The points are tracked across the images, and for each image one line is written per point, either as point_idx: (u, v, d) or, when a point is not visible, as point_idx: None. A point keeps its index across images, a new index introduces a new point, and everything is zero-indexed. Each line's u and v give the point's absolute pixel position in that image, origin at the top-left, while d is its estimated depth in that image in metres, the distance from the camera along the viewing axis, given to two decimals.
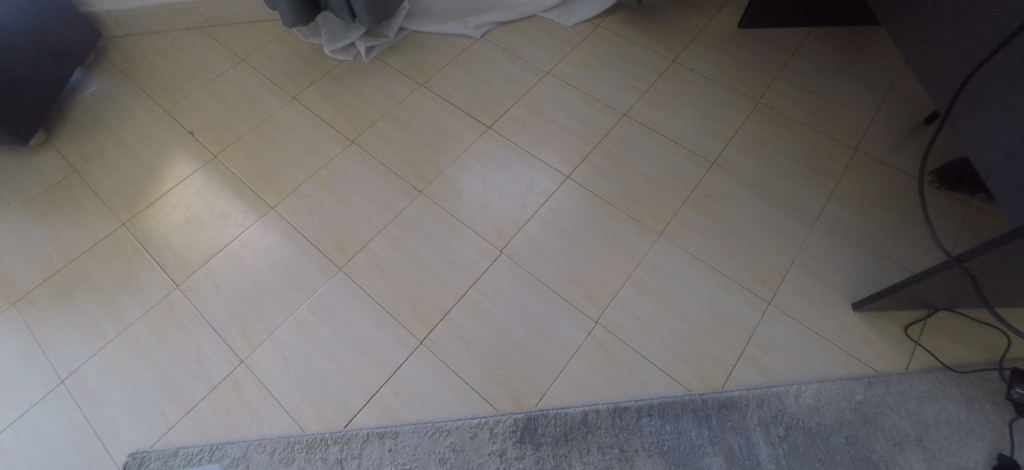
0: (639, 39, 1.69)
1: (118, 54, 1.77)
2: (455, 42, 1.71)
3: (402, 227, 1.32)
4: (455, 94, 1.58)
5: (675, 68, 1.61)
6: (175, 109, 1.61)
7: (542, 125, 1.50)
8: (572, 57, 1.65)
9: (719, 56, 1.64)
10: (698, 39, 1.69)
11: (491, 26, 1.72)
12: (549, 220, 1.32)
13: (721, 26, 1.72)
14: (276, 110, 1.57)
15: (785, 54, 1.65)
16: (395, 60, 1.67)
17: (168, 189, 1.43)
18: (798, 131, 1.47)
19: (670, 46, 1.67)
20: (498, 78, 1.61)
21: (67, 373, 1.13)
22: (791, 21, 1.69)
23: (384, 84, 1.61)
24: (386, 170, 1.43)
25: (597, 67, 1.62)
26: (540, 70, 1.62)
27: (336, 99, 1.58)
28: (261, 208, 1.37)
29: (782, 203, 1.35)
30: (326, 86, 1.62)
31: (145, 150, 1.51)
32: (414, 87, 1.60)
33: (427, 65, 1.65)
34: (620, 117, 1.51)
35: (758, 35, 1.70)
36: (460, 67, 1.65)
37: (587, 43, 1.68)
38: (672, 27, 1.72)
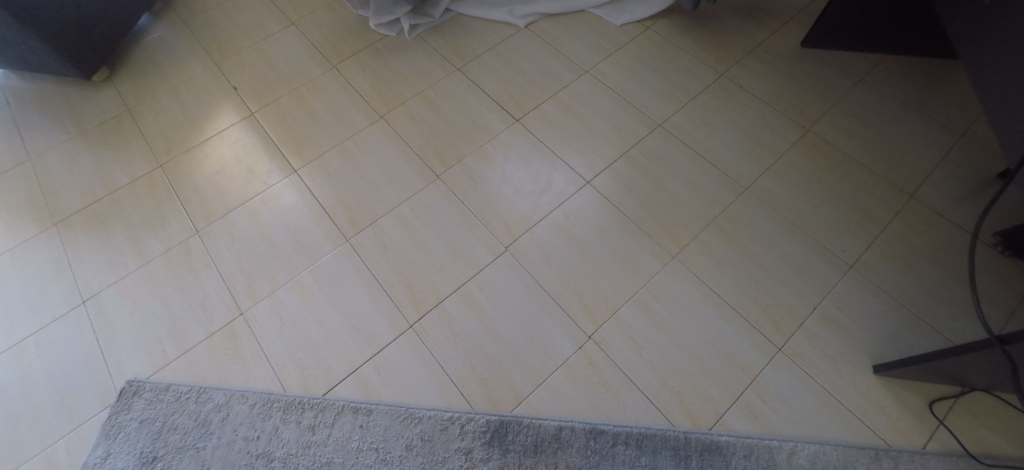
0: (690, 47, 1.58)
1: (183, 5, 1.87)
2: (499, 29, 1.68)
3: (413, 208, 1.32)
4: (489, 83, 1.56)
5: (723, 82, 1.50)
6: (225, 64, 1.69)
7: (571, 125, 1.45)
8: (615, 58, 1.58)
9: (774, 74, 1.51)
10: (754, 52, 1.56)
11: (536, 18, 1.69)
12: (560, 224, 1.28)
13: (783, 42, 1.57)
14: (316, 77, 1.62)
15: (851, 81, 1.50)
16: (435, 41, 1.68)
17: (206, 138, 1.50)
18: (848, 167, 1.35)
19: (721, 58, 1.55)
20: (535, 71, 1.57)
21: (89, 295, 1.21)
22: (862, 46, 1.54)
23: (421, 64, 1.62)
24: (408, 149, 1.44)
25: (640, 71, 1.54)
26: (580, 67, 1.57)
27: (373, 73, 1.61)
28: (285, 169, 1.42)
29: (815, 243, 1.24)
30: (367, 59, 1.65)
31: (192, 99, 1.59)
32: (451, 70, 1.60)
33: (466, 49, 1.64)
34: (653, 127, 1.43)
35: (823, 57, 1.55)
36: (499, 55, 1.62)
37: (634, 44, 1.60)
38: (728, 37, 1.59)
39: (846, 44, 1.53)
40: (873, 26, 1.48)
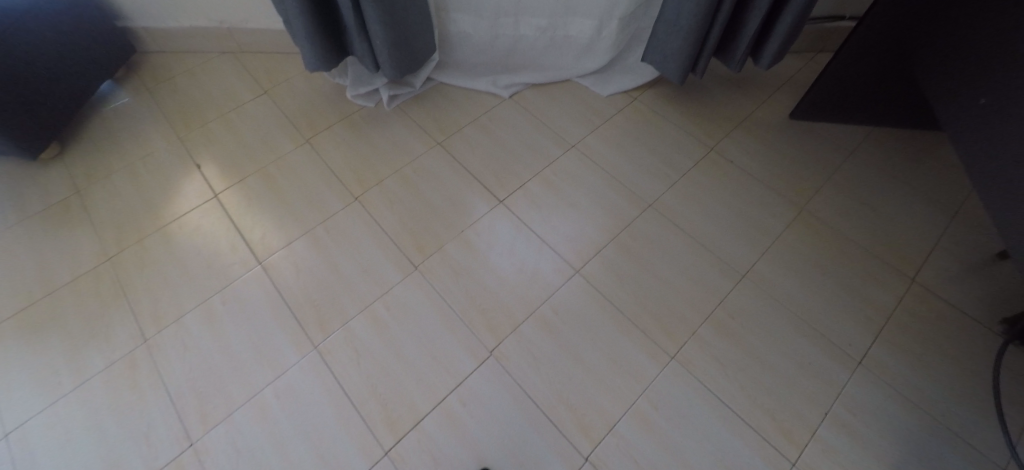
0: (679, 120, 1.54)
1: (148, 71, 1.70)
2: (483, 100, 1.61)
3: (388, 307, 1.21)
4: (471, 159, 1.48)
5: (713, 157, 1.45)
6: (190, 139, 1.54)
7: (558, 207, 1.37)
8: (602, 131, 1.52)
9: (764, 148, 1.47)
10: (743, 124, 1.53)
11: (522, 88, 1.62)
12: (548, 321, 1.18)
13: (771, 114, 1.55)
14: (287, 153, 1.51)
15: (840, 154, 1.46)
16: (416, 112, 1.59)
17: (162, 224, 1.37)
18: (846, 247, 1.26)
19: (710, 131, 1.51)
20: (520, 146, 1.50)
21: (12, 428, 1.06)
22: (849, 116, 1.50)
23: (399, 138, 1.54)
24: (384, 236, 1.33)
25: (629, 146, 1.48)
26: (567, 142, 1.50)
27: (348, 148, 1.51)
28: (248, 261, 1.30)
29: (819, 337, 1.14)
30: (342, 132, 1.55)
31: (149, 178, 1.46)
32: (432, 145, 1.51)
33: (447, 121, 1.57)
34: (644, 208, 1.35)
35: (810, 129, 1.52)
36: (481, 128, 1.55)
37: (621, 116, 1.56)
38: (717, 109, 1.56)
39: (834, 113, 1.49)
40: (859, 97, 1.44)
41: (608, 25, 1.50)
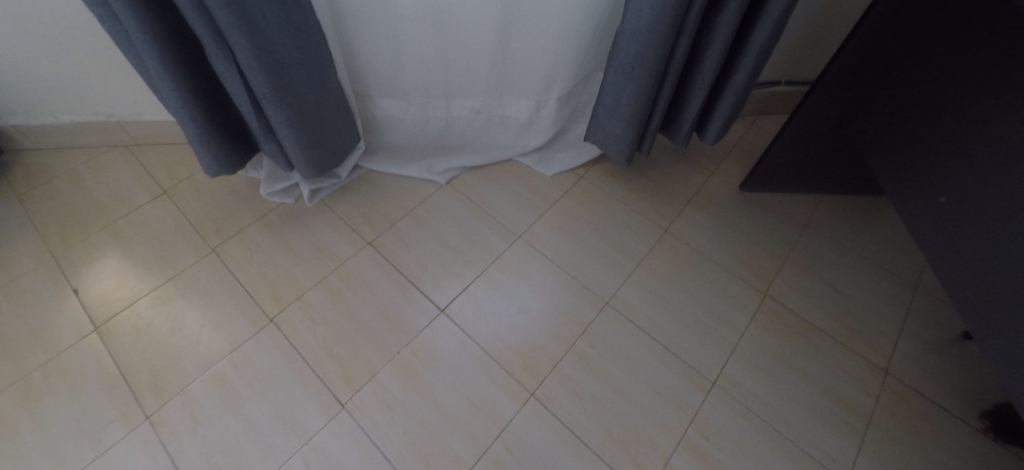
0: (630, 200, 1.44)
1: (18, 173, 1.45)
2: (417, 188, 1.46)
3: (309, 464, 1.01)
4: (406, 259, 1.33)
5: (668, 240, 1.36)
6: (67, 256, 1.30)
7: (506, 312, 1.23)
8: (549, 217, 1.40)
9: (721, 227, 1.39)
10: (695, 200, 1.45)
11: (459, 171, 1.49)
12: (501, 462, 1.01)
13: (722, 187, 1.48)
14: (189, 266, 1.29)
15: (795, 229, 1.40)
16: (342, 206, 1.42)
17: (21, 375, 1.10)
18: (815, 338, 1.18)
19: (662, 209, 1.42)
20: (460, 240, 1.36)
21: None
22: (796, 187, 1.45)
23: (323, 239, 1.35)
24: (305, 367, 1.14)
25: (579, 234, 1.37)
26: (512, 232, 1.37)
27: (263, 256, 1.32)
28: (134, 417, 1.06)
29: (802, 453, 1.03)
30: (257, 236, 1.36)
31: (9, 313, 1.19)
32: (361, 246, 1.34)
33: (378, 215, 1.41)
34: (600, 307, 1.23)
35: (760, 203, 1.45)
36: (417, 221, 1.40)
37: (568, 198, 1.45)
38: (667, 184, 1.48)
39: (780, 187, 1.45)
40: (805, 168, 1.39)
41: (546, 103, 1.43)
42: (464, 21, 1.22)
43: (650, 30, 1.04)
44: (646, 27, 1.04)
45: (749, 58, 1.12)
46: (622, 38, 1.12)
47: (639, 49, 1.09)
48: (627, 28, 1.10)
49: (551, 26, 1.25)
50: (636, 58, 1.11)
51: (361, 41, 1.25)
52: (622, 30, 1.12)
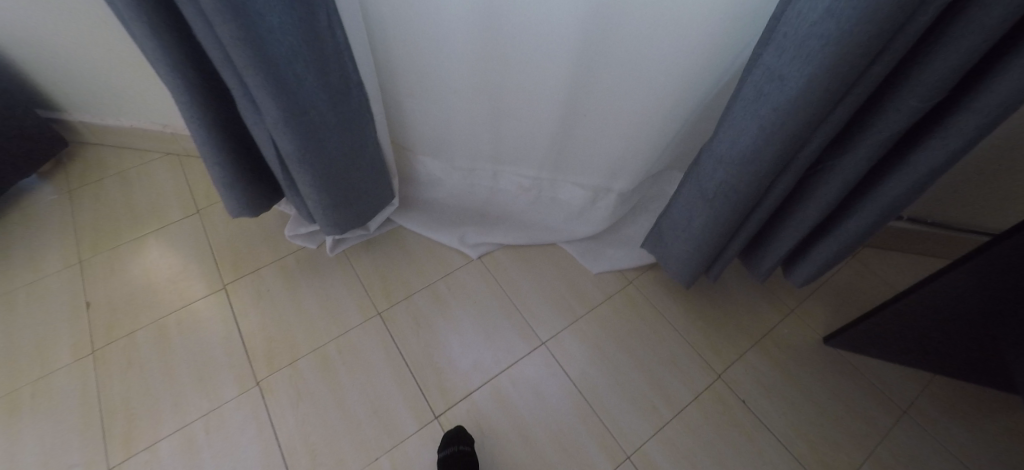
0: (681, 323, 1.22)
1: (78, 168, 1.52)
2: (445, 258, 1.33)
3: None
4: (413, 341, 1.18)
5: (719, 390, 1.12)
6: (92, 263, 1.30)
7: (507, 437, 1.05)
8: (581, 325, 1.21)
9: (790, 388, 1.13)
10: (762, 343, 1.20)
11: (493, 248, 1.34)
12: None
13: (800, 334, 1.21)
14: (197, 300, 1.25)
15: (889, 415, 1.10)
16: (363, 263, 1.32)
17: (10, 389, 1.08)
18: None
19: (718, 346, 1.19)
20: (476, 331, 1.20)
21: None
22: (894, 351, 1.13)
23: (334, 298, 1.26)
24: (275, 450, 1.02)
25: (612, 356, 1.17)
26: (536, 336, 1.19)
27: (270, 304, 1.24)
28: (94, 465, 0.99)
29: None
30: (271, 280, 1.29)
31: (22, 315, 1.19)
32: (370, 315, 1.23)
33: (396, 281, 1.29)
34: (618, 461, 1.03)
35: (848, 366, 1.17)
36: (436, 298, 1.26)
37: (608, 306, 1.25)
38: (731, 313, 1.24)
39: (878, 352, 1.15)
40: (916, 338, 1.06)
41: (604, 196, 1.26)
42: (522, 98, 1.10)
43: (744, 164, 0.82)
44: (741, 161, 0.82)
45: (866, 214, 0.88)
46: (705, 160, 0.91)
47: (727, 181, 0.87)
48: (711, 152, 0.88)
49: (622, 121, 1.10)
50: (720, 189, 0.89)
51: (405, 98, 1.15)
52: (706, 151, 0.90)
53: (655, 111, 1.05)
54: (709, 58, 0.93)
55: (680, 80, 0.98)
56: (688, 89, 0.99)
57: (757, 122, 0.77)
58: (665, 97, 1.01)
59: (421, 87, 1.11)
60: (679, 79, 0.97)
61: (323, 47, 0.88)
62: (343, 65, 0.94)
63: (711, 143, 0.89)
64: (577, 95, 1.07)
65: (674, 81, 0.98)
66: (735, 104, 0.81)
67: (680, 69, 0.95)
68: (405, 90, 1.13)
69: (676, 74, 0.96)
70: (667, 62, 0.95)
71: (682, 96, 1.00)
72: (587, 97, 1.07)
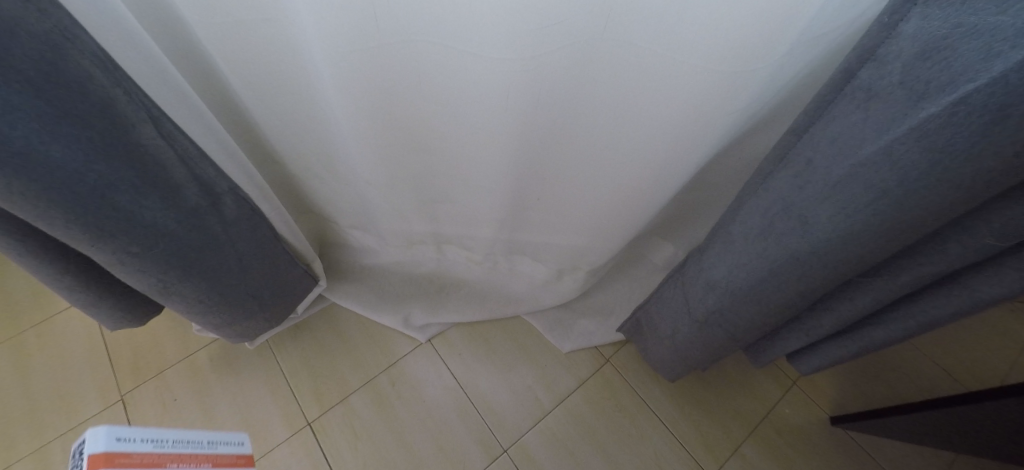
0: (665, 412, 1.05)
1: None
2: (388, 342, 1.13)
3: None
4: (350, 460, 0.99)
5: None
6: None
7: None
8: (550, 423, 1.03)
9: None
10: (760, 429, 1.04)
11: (445, 326, 1.14)
12: None
13: (802, 414, 1.06)
14: (87, 420, 1.03)
15: None
16: (290, 356, 1.11)
17: None
18: None
19: (709, 438, 1.02)
20: (425, 441, 1.01)
21: None
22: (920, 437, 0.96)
23: (255, 406, 1.05)
24: None
25: (588, 462, 0.99)
26: (497, 444, 1.01)
27: (177, 420, 1.03)
28: None
29: None
30: (178, 386, 1.07)
31: None
32: (299, 426, 1.02)
33: (330, 379, 1.08)
34: None
35: (858, 449, 1.03)
36: (377, 399, 1.06)
37: (581, 395, 1.06)
38: (723, 393, 1.08)
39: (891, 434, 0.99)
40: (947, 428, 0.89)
41: (571, 273, 1.01)
42: (457, 184, 0.82)
43: (747, 300, 0.61)
44: (743, 297, 0.61)
45: (886, 337, 0.68)
46: (693, 276, 0.69)
47: (723, 311, 0.66)
48: (701, 270, 0.67)
49: (586, 211, 0.83)
50: (713, 316, 0.68)
51: (309, 178, 0.88)
52: (694, 264, 0.69)
53: (629, 205, 0.78)
54: (702, 154, 0.65)
55: (660, 177, 0.70)
56: (672, 185, 0.72)
57: (765, 262, 0.55)
58: (640, 192, 0.75)
59: (326, 169, 0.84)
60: (659, 176, 0.70)
61: (161, 165, 0.61)
62: (202, 173, 0.68)
63: (701, 258, 0.67)
64: (527, 182, 0.79)
65: (653, 177, 0.71)
66: (733, 225, 0.59)
67: (661, 165, 0.68)
68: (304, 169, 0.86)
69: (656, 170, 0.69)
70: (643, 155, 0.67)
71: (665, 191, 0.74)
72: (540, 184, 0.80)
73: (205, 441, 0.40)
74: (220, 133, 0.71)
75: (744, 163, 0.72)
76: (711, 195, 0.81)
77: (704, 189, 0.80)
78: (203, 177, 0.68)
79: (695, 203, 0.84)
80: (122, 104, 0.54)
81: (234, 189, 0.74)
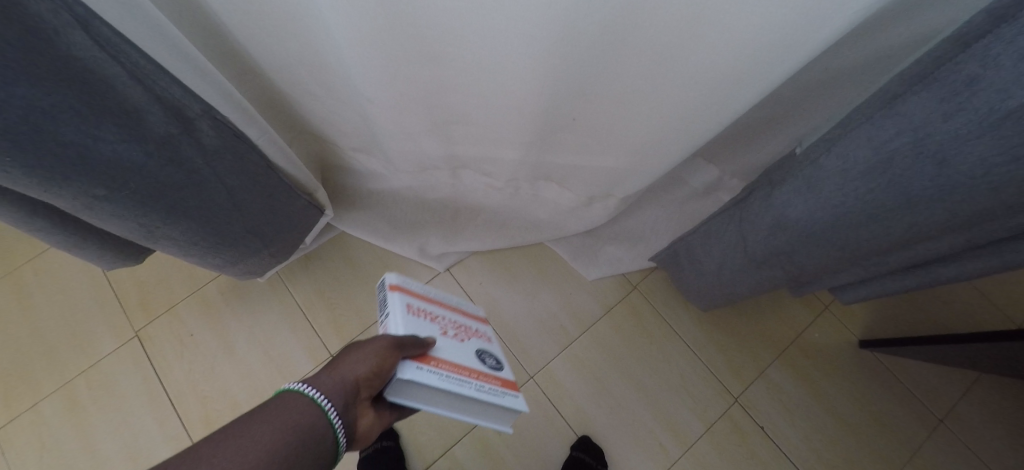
0: (693, 338, 1.03)
1: None
2: (406, 272, 1.09)
3: None
4: None
5: (734, 416, 0.97)
6: None
7: None
8: (576, 351, 1.02)
9: (819, 408, 0.98)
10: (788, 353, 1.02)
11: (463, 255, 1.10)
12: None
13: (831, 338, 1.03)
14: (106, 356, 1.03)
15: (925, 427, 0.97)
16: (305, 287, 1.08)
17: None
18: None
19: (736, 361, 1.01)
20: None
21: None
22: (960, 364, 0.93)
23: (275, 339, 1.04)
24: None
25: (612, 386, 1.00)
26: (523, 372, 1.00)
27: (198, 353, 1.03)
28: None
29: None
30: (191, 320, 1.06)
31: None
32: (322, 358, 1.02)
33: (348, 311, 1.06)
34: None
35: (884, 372, 1.02)
36: None
37: (607, 322, 1.04)
38: (753, 317, 1.05)
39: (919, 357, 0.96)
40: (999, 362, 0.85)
41: (603, 200, 0.92)
42: (475, 102, 0.70)
43: (825, 245, 0.52)
44: (819, 240, 0.52)
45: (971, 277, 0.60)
46: (755, 212, 0.60)
47: (791, 253, 0.57)
48: (767, 207, 0.57)
49: (628, 131, 0.71)
50: (776, 257, 0.60)
51: (304, 98, 0.76)
52: (760, 201, 0.59)
53: (682, 125, 0.66)
54: (795, 59, 0.52)
55: (730, 89, 0.57)
56: (742, 102, 0.59)
57: (863, 206, 0.45)
58: (700, 110, 0.62)
59: (322, 88, 0.72)
60: (729, 88, 0.57)
61: (107, 83, 0.48)
62: (164, 93, 0.55)
63: (770, 195, 0.56)
64: (560, 98, 0.67)
65: (721, 90, 0.58)
66: (823, 158, 0.48)
67: (735, 74, 0.55)
68: (298, 88, 0.73)
69: (726, 81, 0.56)
70: (715, 63, 0.54)
71: (731, 109, 0.61)
72: (576, 100, 0.67)
73: (496, 391, 0.53)
74: (177, 39, 0.56)
75: (830, 75, 0.59)
76: (779, 116, 0.69)
77: (771, 109, 0.67)
78: (166, 98, 0.55)
79: (756, 126, 0.72)
80: (34, 1, 0.40)
81: (210, 110, 0.62)
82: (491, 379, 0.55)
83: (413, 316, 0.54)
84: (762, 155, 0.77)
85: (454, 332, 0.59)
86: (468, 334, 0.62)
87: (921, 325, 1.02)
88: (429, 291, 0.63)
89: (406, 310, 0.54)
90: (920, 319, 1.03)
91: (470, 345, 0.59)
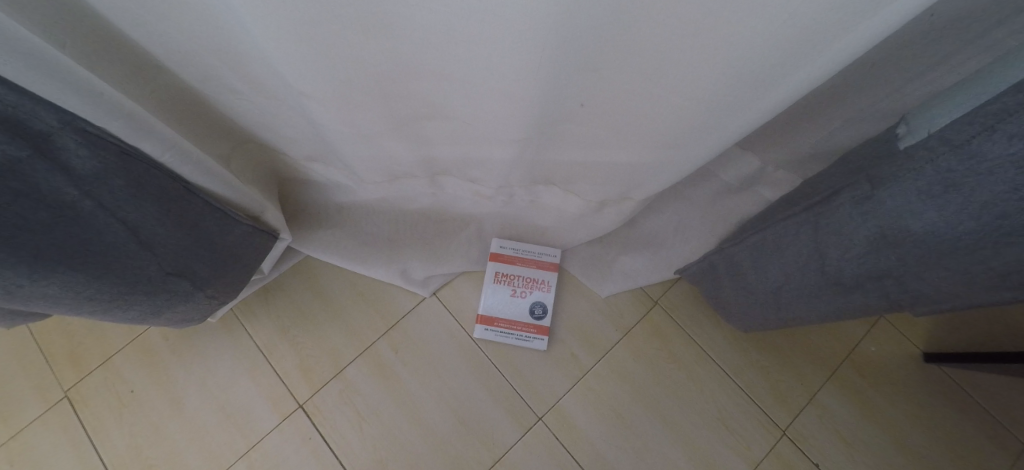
0: (729, 361, 0.87)
1: None
2: (385, 299, 0.92)
3: None
4: (355, 445, 0.83)
5: (785, 453, 0.82)
6: None
7: None
8: (592, 385, 0.86)
9: (884, 437, 0.82)
10: (840, 372, 0.86)
11: (451, 275, 0.93)
12: None
13: (889, 351, 0.87)
14: (30, 423, 0.85)
15: (1008, 453, 0.81)
16: (267, 325, 0.90)
17: None
18: None
19: (781, 388, 0.85)
20: (443, 415, 0.85)
21: None
22: None
23: (233, 389, 0.87)
24: None
25: (637, 423, 0.84)
26: (530, 413, 0.84)
27: (142, 410, 0.86)
28: None
29: None
30: (133, 374, 0.88)
31: None
32: (289, 410, 0.85)
33: (317, 352, 0.89)
34: None
35: (954, 389, 0.85)
36: (378, 369, 0.87)
37: (625, 346, 0.88)
38: (796, 331, 0.89)
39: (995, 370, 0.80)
40: None
41: (617, 204, 0.75)
42: (448, 87, 0.53)
43: (965, 267, 0.36)
44: (966, 261, 0.36)
45: None
46: (848, 222, 0.44)
47: (902, 277, 0.41)
48: (869, 215, 0.41)
49: (654, 116, 0.54)
50: (875, 280, 0.44)
51: (226, 96, 0.59)
52: (853, 205, 0.43)
53: (728, 105, 0.49)
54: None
55: (810, 46, 0.40)
56: (835, 57, 0.41)
57: None
58: (769, 75, 0.44)
59: (243, 81, 0.55)
60: (809, 42, 0.40)
61: None
62: None
63: (875, 198, 0.40)
64: (564, 76, 0.49)
65: (794, 48, 0.40)
66: (991, 141, 0.31)
67: (826, 17, 0.37)
68: (216, 84, 0.56)
69: (820, 27, 0.38)
70: (811, 2, 0.35)
71: (817, 66, 0.43)
72: (585, 77, 0.50)
73: (524, 337, 0.88)
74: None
75: (937, 24, 0.42)
76: (855, 80, 0.51)
77: (846, 74, 0.50)
78: None
79: (820, 98, 0.55)
80: None
81: (73, 121, 0.45)
82: (526, 328, 0.88)
83: (495, 283, 0.91)
84: (818, 140, 0.61)
85: (521, 290, 0.90)
86: (533, 288, 0.90)
87: (991, 330, 0.87)
88: (522, 248, 0.91)
89: (490, 280, 0.91)
90: (982, 323, 0.87)
91: (526, 300, 0.90)
